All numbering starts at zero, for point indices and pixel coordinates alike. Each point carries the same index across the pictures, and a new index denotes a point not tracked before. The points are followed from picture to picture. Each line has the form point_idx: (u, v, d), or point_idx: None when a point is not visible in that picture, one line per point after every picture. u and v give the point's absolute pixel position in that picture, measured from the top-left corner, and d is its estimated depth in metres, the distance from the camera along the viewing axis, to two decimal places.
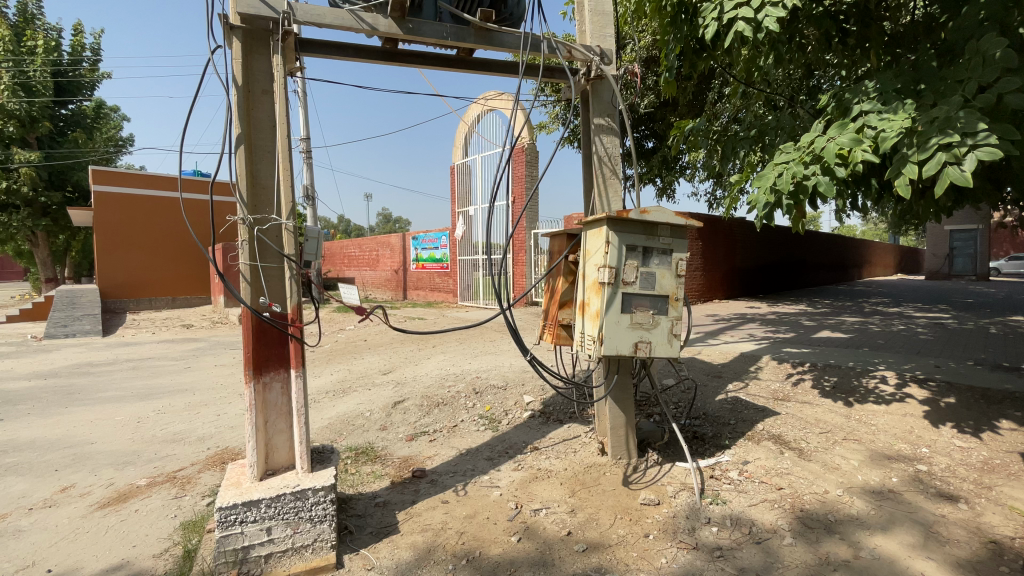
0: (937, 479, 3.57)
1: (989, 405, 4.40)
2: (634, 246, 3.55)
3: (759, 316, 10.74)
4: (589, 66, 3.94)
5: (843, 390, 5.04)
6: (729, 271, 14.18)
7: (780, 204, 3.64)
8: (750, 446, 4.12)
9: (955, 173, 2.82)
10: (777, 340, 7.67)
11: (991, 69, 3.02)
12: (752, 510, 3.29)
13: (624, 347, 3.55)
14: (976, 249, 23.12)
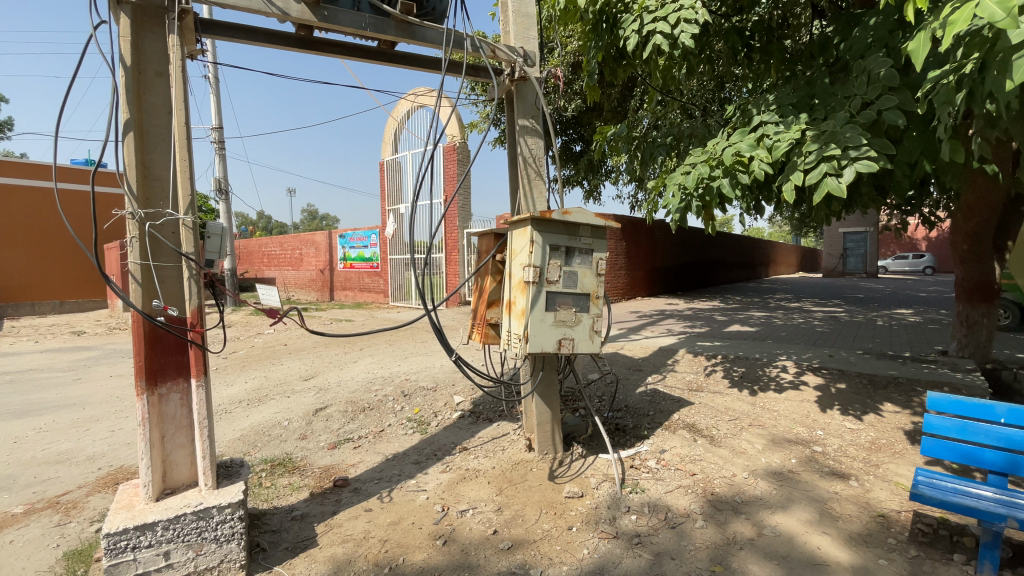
0: (829, 457, 3.95)
1: (875, 389, 4.89)
2: (557, 246, 3.61)
3: (679, 313, 11.39)
4: (513, 67, 3.96)
5: (749, 380, 5.46)
6: (652, 270, 14.94)
7: (690, 206, 3.87)
8: (667, 436, 4.36)
9: (832, 183, 3.06)
10: (694, 335, 8.17)
11: (874, 88, 3.29)
12: (667, 496, 3.47)
13: (549, 345, 3.61)
14: (866, 249, 26.00)
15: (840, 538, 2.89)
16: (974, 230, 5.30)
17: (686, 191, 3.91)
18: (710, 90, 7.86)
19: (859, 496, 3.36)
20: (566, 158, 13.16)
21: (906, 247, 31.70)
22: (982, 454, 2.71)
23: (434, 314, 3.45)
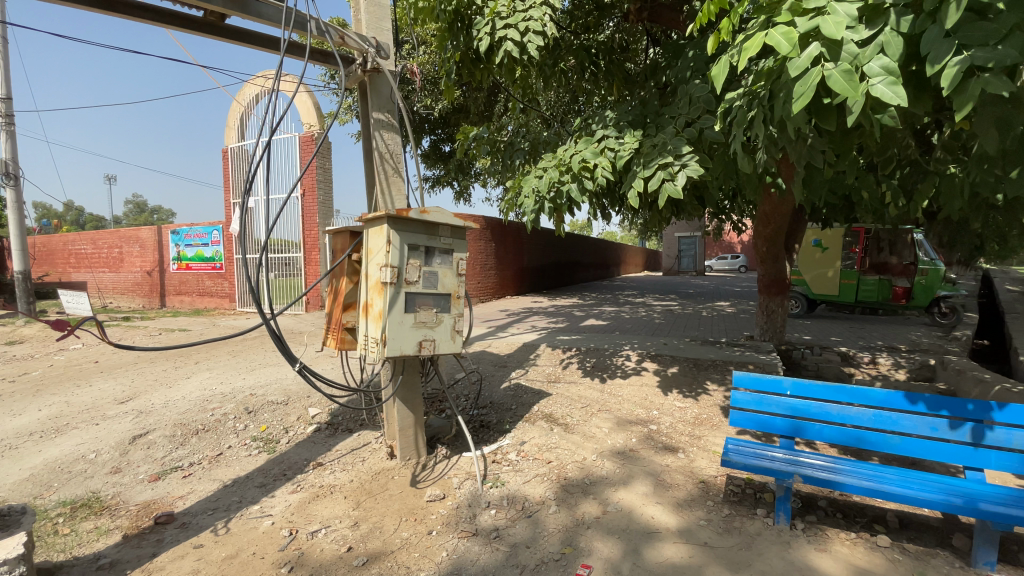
0: (662, 433, 4.45)
1: (698, 370, 5.67)
2: (415, 245, 3.52)
3: (543, 310, 12.02)
4: (365, 56, 3.80)
5: (600, 369, 5.95)
6: (520, 270, 15.55)
7: (543, 208, 4.07)
8: (527, 428, 4.55)
9: (669, 188, 3.37)
10: (555, 330, 8.68)
11: (694, 108, 3.75)
12: (525, 487, 3.61)
13: (408, 347, 3.49)
14: (696, 251, 30.17)
15: (669, 505, 3.27)
16: (771, 234, 6.32)
17: (540, 193, 4.12)
18: (566, 101, 8.41)
19: (684, 465, 3.85)
20: (434, 157, 13.07)
21: (726, 249, 37.56)
22: (773, 422, 3.28)
23: (277, 319, 3.13)
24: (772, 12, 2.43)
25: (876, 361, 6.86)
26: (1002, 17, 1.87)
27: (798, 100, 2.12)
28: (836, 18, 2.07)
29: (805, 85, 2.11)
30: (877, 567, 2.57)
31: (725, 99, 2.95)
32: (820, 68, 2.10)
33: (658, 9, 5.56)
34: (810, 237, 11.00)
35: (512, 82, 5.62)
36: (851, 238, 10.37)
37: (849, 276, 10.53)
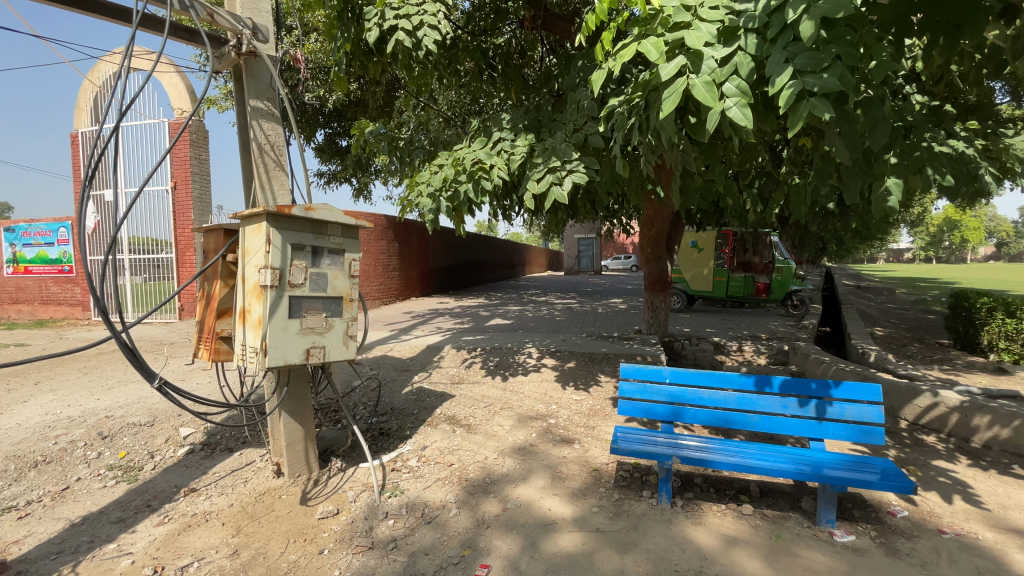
0: (560, 427, 4.61)
1: (594, 364, 5.96)
2: (301, 245, 3.28)
3: (448, 311, 11.93)
4: (239, 38, 3.46)
5: (503, 368, 6.02)
6: (425, 271, 15.28)
7: (440, 207, 4.00)
8: (429, 432, 4.47)
9: (557, 190, 3.48)
10: (459, 331, 8.64)
11: (581, 116, 3.91)
12: (425, 492, 3.53)
13: (293, 355, 3.25)
14: (594, 251, 31.92)
15: (566, 496, 3.38)
16: (655, 236, 6.86)
17: (436, 191, 4.06)
18: (466, 101, 8.41)
19: (580, 455, 4.02)
20: (330, 151, 12.38)
21: (621, 249, 40.14)
22: (656, 409, 3.54)
23: (129, 331, 2.75)
24: (648, 27, 2.66)
25: (743, 348, 7.74)
26: (825, 48, 2.18)
27: (666, 105, 2.30)
28: (698, 35, 2.30)
29: (672, 92, 2.30)
30: (743, 533, 2.87)
31: (606, 107, 3.14)
32: (685, 78, 2.31)
33: (551, 19, 5.78)
34: (689, 239, 12.13)
35: (408, 78, 5.48)
36: (721, 241, 11.67)
37: (720, 274, 11.80)
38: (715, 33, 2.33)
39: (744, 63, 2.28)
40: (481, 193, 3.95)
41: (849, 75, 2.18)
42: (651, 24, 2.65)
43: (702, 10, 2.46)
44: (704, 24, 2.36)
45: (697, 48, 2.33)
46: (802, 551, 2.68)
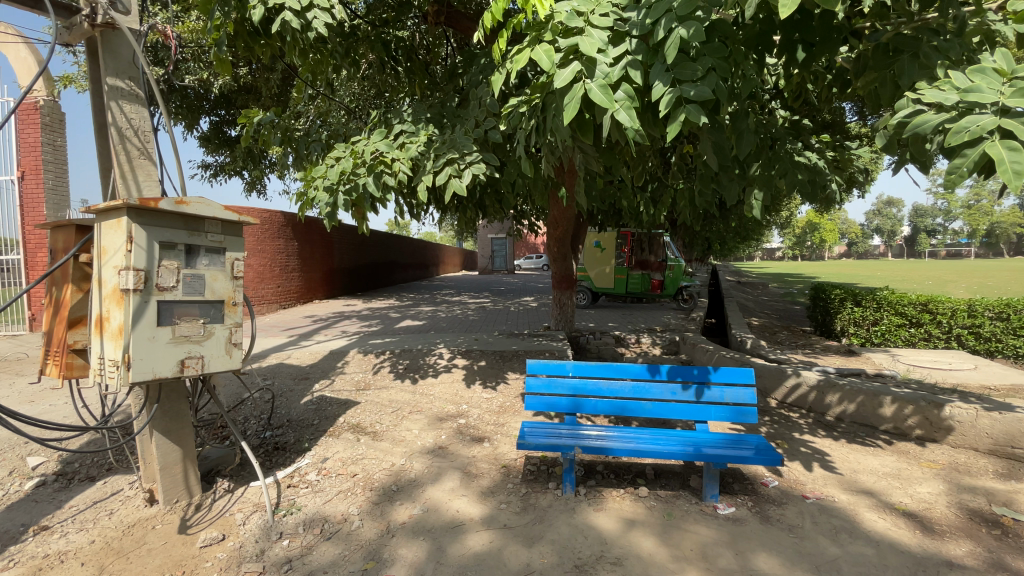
0: (469, 426, 4.59)
1: (504, 361, 6.01)
2: (172, 243, 2.93)
3: (355, 313, 11.42)
4: (93, 7, 3.01)
5: (412, 370, 5.87)
6: (330, 272, 14.50)
7: (337, 201, 3.81)
8: (330, 442, 4.23)
9: (455, 183, 3.45)
10: (366, 334, 8.30)
11: (482, 112, 3.92)
12: (326, 506, 3.32)
13: (163, 367, 2.90)
14: (507, 251, 32.43)
15: (474, 495, 3.36)
16: (560, 236, 7.07)
17: (332, 184, 3.85)
18: (369, 94, 8.08)
19: (489, 453, 4.02)
20: (217, 142, 11.31)
21: (533, 248, 41.14)
22: (559, 402, 3.65)
23: None
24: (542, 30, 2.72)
25: (642, 340, 8.27)
26: (700, 61, 2.39)
27: (566, 109, 2.35)
28: (589, 41, 2.39)
29: (571, 97, 2.37)
30: (640, 514, 3.04)
31: (506, 106, 3.18)
32: (581, 83, 2.39)
33: (454, 15, 5.74)
34: (593, 239, 12.69)
35: (302, 65, 5.14)
36: (621, 240, 12.31)
37: (621, 272, 12.51)
38: (605, 40, 2.44)
39: (631, 71, 2.42)
40: (381, 188, 3.81)
41: (722, 86, 2.40)
42: (545, 28, 2.72)
43: (593, 17, 2.56)
44: (596, 31, 2.46)
45: (589, 54, 2.42)
46: (691, 526, 2.90)
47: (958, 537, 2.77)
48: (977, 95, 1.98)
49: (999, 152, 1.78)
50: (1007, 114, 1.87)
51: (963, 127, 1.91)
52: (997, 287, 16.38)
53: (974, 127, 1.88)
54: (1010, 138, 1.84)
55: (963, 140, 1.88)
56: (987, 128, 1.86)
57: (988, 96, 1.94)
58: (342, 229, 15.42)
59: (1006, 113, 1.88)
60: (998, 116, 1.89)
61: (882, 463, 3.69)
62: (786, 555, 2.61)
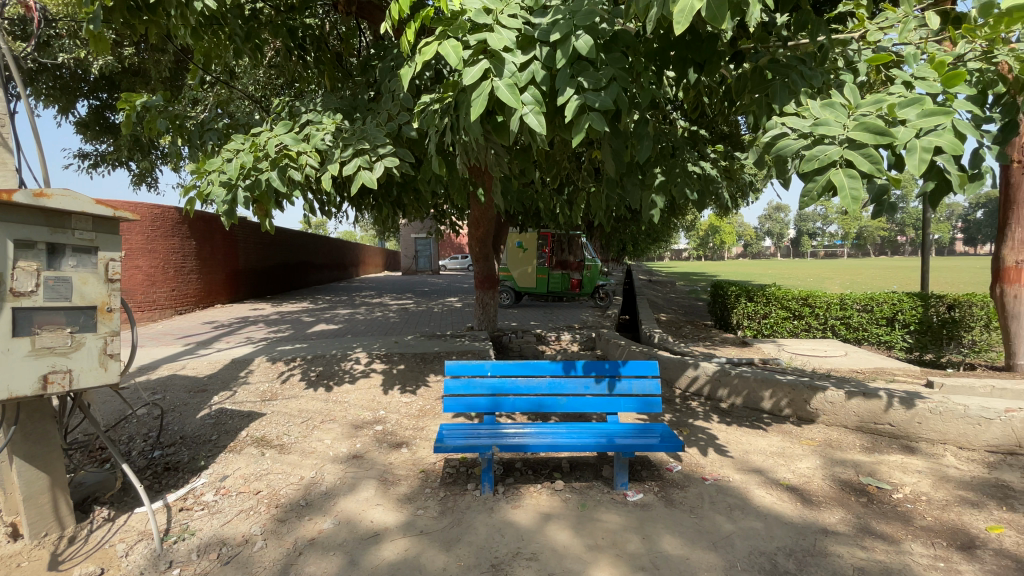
0: (387, 432, 4.45)
1: (425, 364, 5.90)
2: (31, 242, 2.56)
3: (263, 318, 10.66)
4: None
5: (325, 377, 5.58)
6: (233, 273, 13.41)
7: (237, 197, 3.51)
8: (231, 459, 3.90)
9: (364, 175, 3.32)
10: (274, 340, 7.77)
11: (395, 106, 3.82)
12: (225, 529, 3.05)
13: (20, 384, 2.54)
14: (431, 251, 31.99)
15: (389, 503, 3.25)
16: (481, 236, 7.09)
17: (230, 179, 3.55)
18: (276, 83, 7.58)
19: (407, 459, 3.92)
20: (97, 129, 10.09)
21: (456, 249, 40.92)
22: (477, 402, 3.64)
23: None
24: (450, 26, 2.70)
25: (562, 337, 8.51)
26: (601, 70, 2.51)
27: (474, 105, 2.34)
28: (497, 41, 2.42)
29: (479, 93, 2.36)
30: (555, 508, 3.11)
31: (418, 103, 3.13)
32: (489, 81, 2.39)
33: (366, 5, 5.55)
34: (515, 239, 12.84)
35: (194, 45, 4.69)
36: (541, 241, 12.56)
37: (542, 272, 12.78)
38: (513, 41, 2.48)
39: (539, 73, 2.48)
40: (285, 181, 3.58)
41: (621, 95, 2.53)
42: (453, 23, 2.70)
43: (501, 16, 2.59)
44: (504, 31, 2.49)
45: (497, 53, 2.43)
46: (603, 515, 3.02)
47: (831, 506, 3.12)
48: (826, 127, 2.22)
49: (841, 179, 2.04)
50: (851, 146, 2.11)
51: (815, 154, 2.13)
52: (864, 282, 18.66)
53: (823, 155, 2.11)
54: (851, 166, 2.09)
55: (814, 166, 2.11)
56: (834, 158, 2.09)
57: (835, 129, 2.19)
58: (248, 227, 14.32)
59: (850, 145, 2.12)
60: (844, 147, 2.13)
61: (770, 443, 4.08)
62: (688, 535, 2.80)
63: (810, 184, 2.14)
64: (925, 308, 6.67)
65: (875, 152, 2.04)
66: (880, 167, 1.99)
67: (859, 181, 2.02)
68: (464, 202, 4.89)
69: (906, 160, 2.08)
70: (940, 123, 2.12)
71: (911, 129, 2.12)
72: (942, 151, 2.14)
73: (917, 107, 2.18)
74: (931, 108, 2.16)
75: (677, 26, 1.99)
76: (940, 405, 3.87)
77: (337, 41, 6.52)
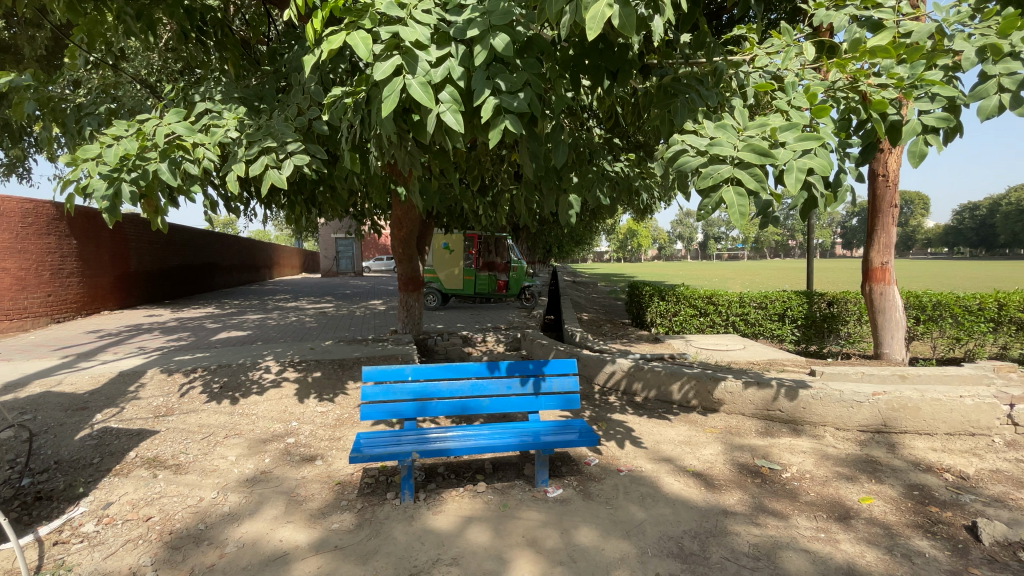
0: (300, 445, 4.20)
1: (343, 370, 5.63)
2: None
3: (159, 325, 9.67)
4: None
5: (230, 389, 5.17)
6: (123, 276, 12.06)
7: (119, 192, 3.10)
8: (115, 484, 3.48)
9: (273, 175, 3.11)
10: (171, 349, 7.08)
11: (306, 99, 3.61)
12: (108, 562, 2.71)
13: None
14: (353, 252, 30.83)
15: (301, 519, 3.07)
16: (404, 236, 6.94)
17: (111, 171, 3.15)
18: (173, 67, 6.92)
19: (322, 472, 3.73)
20: None
21: (381, 249, 39.74)
22: (397, 407, 3.52)
23: None
24: (360, 18, 2.62)
25: (487, 339, 8.53)
26: (517, 73, 2.55)
27: (385, 102, 2.29)
28: (409, 36, 2.37)
29: (391, 91, 2.30)
30: (477, 510, 3.10)
31: (328, 95, 3.01)
32: (401, 77, 2.34)
33: None
34: (441, 240, 12.67)
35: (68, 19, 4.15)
36: (467, 242, 12.48)
37: (469, 273, 12.73)
38: (427, 37, 2.44)
39: (454, 71, 2.45)
40: (179, 175, 3.26)
41: (535, 99, 2.59)
42: (364, 15, 2.62)
43: (414, 11, 2.56)
44: (417, 26, 2.45)
45: (409, 48, 2.39)
46: (523, 513, 3.05)
47: (731, 488, 3.39)
48: (719, 147, 2.40)
49: (731, 196, 2.20)
50: (740, 166, 2.31)
51: (709, 173, 2.30)
52: (762, 282, 20.53)
53: (716, 173, 2.29)
54: (740, 185, 2.28)
55: (708, 184, 2.28)
56: (725, 176, 2.27)
57: (726, 151, 2.36)
58: (140, 225, 12.92)
59: (739, 165, 2.31)
60: (734, 167, 2.32)
61: (678, 433, 4.35)
62: (604, 526, 2.90)
63: (705, 200, 2.32)
64: (810, 304, 7.44)
65: (759, 173, 2.25)
66: (762, 187, 2.20)
67: (745, 199, 2.19)
68: (382, 200, 4.75)
69: (785, 178, 2.29)
70: (812, 146, 2.37)
71: (790, 151, 2.34)
72: (815, 170, 2.41)
73: (793, 132, 2.42)
74: (805, 133, 2.41)
75: (588, 33, 2.05)
76: (820, 391, 4.34)
77: (243, 27, 6.08)
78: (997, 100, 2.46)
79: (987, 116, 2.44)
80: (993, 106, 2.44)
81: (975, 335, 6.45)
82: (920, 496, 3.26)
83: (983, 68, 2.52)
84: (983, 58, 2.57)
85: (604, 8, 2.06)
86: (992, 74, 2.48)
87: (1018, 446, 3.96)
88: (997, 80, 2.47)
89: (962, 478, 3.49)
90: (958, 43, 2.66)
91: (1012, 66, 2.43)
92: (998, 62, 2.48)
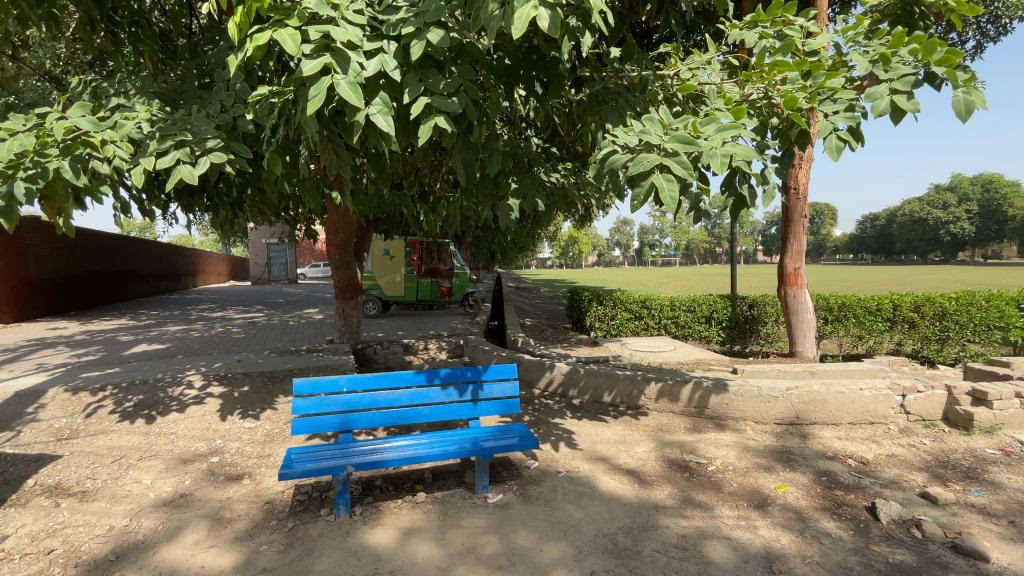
0: (225, 464, 3.95)
1: (274, 384, 5.29)
2: None
3: (63, 339, 8.75)
4: None
5: (145, 406, 4.78)
6: (22, 285, 10.92)
7: (13, 191, 2.77)
8: (10, 515, 3.13)
9: (186, 172, 2.89)
10: (80, 365, 6.47)
11: (230, 97, 3.42)
12: None
13: None
14: (286, 258, 29.52)
15: (225, 542, 2.89)
16: (341, 241, 6.76)
17: (5, 169, 2.83)
18: (82, 59, 6.37)
19: (249, 491, 3.53)
20: None
21: (316, 255, 38.18)
22: (331, 421, 3.38)
23: None
24: (288, 16, 2.56)
25: (429, 346, 8.40)
26: (450, 78, 2.59)
27: (313, 101, 2.25)
28: (341, 36, 2.35)
29: (319, 90, 2.26)
30: (416, 521, 3.05)
31: (253, 95, 2.88)
32: (331, 76, 2.29)
33: None
34: (381, 247, 12.38)
35: None
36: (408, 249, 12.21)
37: (411, 280, 12.47)
38: (358, 37, 2.43)
39: (387, 66, 2.43)
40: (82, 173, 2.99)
41: (469, 103, 2.63)
42: (292, 14, 2.55)
43: (346, 12, 2.55)
44: (348, 27, 2.43)
45: (340, 47, 2.36)
46: (465, 521, 3.04)
47: (661, 483, 3.56)
48: (647, 138, 2.53)
49: (662, 182, 2.29)
50: (668, 155, 2.42)
51: (640, 161, 2.40)
52: (694, 287, 21.38)
53: (646, 161, 2.38)
54: (668, 172, 2.40)
55: (640, 171, 2.36)
56: (654, 164, 2.37)
57: (654, 141, 2.50)
58: (42, 228, 11.67)
59: (668, 154, 2.43)
60: (662, 156, 2.43)
61: (614, 432, 4.50)
62: (542, 528, 2.95)
63: (638, 188, 2.36)
64: (733, 307, 7.97)
65: (685, 161, 2.37)
66: (689, 173, 2.32)
67: (675, 185, 2.29)
68: (316, 203, 4.59)
69: (710, 164, 2.41)
70: (731, 138, 2.54)
71: (712, 142, 2.49)
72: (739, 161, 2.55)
73: (714, 124, 2.57)
74: (724, 125, 2.58)
75: (515, 32, 2.08)
76: (741, 387, 4.65)
77: (162, 18, 5.69)
78: (893, 99, 2.69)
79: (884, 113, 2.64)
80: (888, 105, 2.66)
81: (874, 333, 7.14)
82: (827, 481, 3.57)
83: (877, 75, 2.79)
84: (875, 68, 2.85)
85: (531, 11, 2.11)
86: (884, 80, 2.76)
87: (908, 432, 4.42)
88: (889, 83, 2.74)
89: (863, 463, 3.85)
90: (854, 57, 2.93)
91: (902, 73, 2.72)
92: (890, 70, 2.77)
